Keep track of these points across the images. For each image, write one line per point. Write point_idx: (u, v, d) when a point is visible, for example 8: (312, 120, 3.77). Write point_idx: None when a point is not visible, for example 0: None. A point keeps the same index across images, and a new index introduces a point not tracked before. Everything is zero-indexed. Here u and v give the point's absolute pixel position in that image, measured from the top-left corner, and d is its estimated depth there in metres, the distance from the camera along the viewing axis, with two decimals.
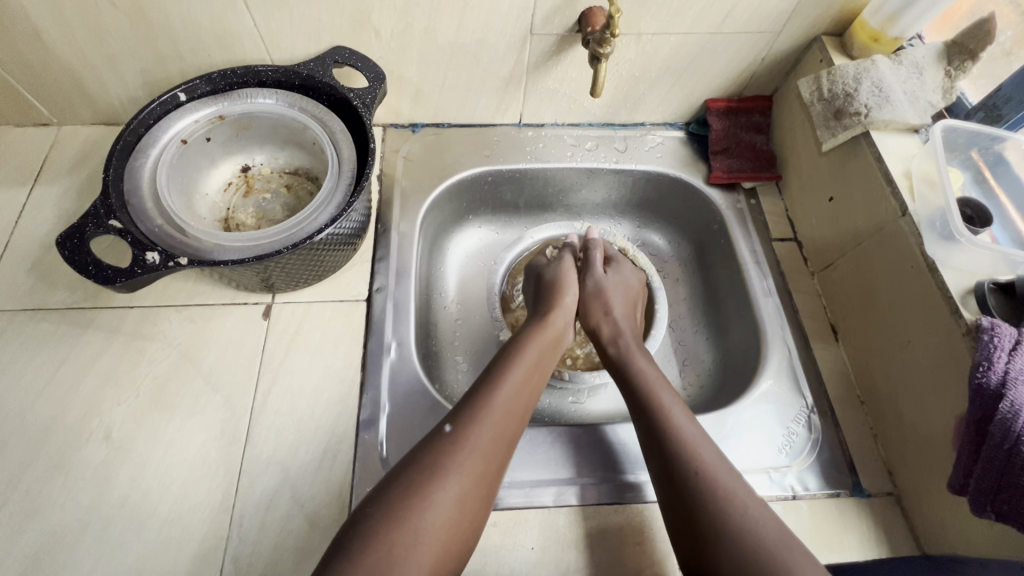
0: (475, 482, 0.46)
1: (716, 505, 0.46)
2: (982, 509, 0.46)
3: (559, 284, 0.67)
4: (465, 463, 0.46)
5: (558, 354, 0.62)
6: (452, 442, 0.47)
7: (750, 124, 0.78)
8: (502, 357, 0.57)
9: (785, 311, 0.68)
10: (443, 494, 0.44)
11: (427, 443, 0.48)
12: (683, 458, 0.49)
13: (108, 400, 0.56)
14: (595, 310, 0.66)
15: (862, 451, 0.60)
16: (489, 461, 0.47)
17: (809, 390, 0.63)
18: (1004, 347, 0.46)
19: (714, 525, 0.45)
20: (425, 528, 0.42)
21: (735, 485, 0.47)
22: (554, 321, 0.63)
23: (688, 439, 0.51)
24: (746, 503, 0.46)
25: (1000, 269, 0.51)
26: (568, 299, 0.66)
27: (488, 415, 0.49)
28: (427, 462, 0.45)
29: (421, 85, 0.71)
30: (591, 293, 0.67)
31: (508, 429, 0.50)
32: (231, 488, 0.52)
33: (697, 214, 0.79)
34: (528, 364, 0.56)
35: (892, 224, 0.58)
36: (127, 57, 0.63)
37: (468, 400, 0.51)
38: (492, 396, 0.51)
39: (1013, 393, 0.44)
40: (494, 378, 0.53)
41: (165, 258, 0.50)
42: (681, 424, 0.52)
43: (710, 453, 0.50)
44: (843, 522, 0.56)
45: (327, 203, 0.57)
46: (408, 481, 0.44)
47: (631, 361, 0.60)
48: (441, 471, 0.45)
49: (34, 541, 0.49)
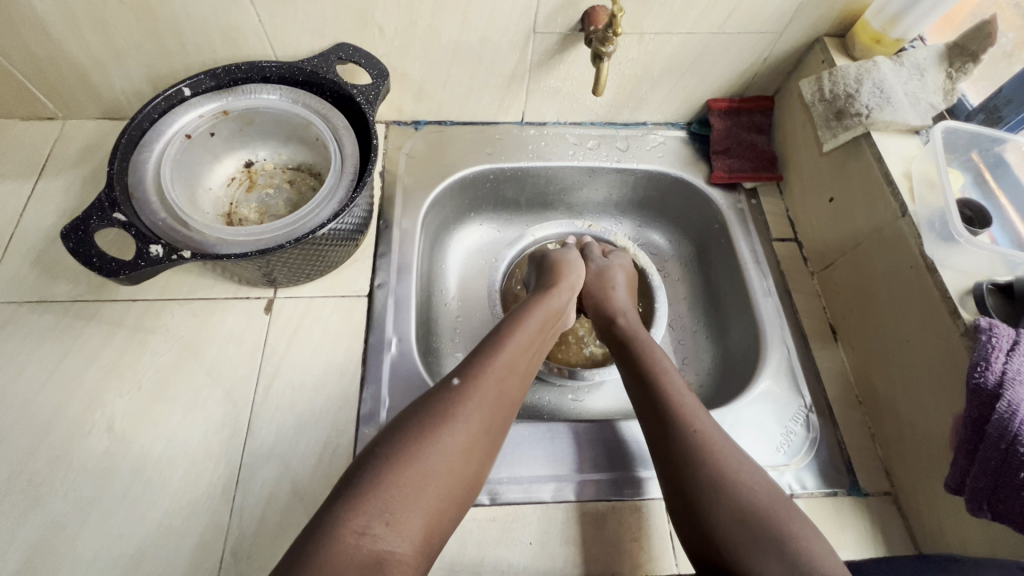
0: (481, 433, 0.46)
1: (713, 463, 0.47)
2: (978, 508, 0.47)
3: (565, 263, 0.68)
4: (473, 413, 0.46)
5: (559, 324, 0.63)
6: (461, 393, 0.47)
7: (752, 124, 0.78)
8: (509, 320, 0.58)
9: (784, 310, 0.69)
10: (451, 441, 0.44)
11: (435, 394, 0.48)
12: (682, 420, 0.50)
13: (111, 392, 0.57)
14: (599, 287, 0.68)
15: (860, 450, 0.61)
16: (495, 415, 0.48)
17: (808, 390, 0.63)
18: (1001, 347, 0.46)
19: (710, 483, 0.46)
20: (433, 472, 0.42)
21: (731, 448, 0.48)
22: (561, 291, 0.64)
23: (689, 403, 0.52)
24: (740, 465, 0.47)
25: (999, 270, 0.52)
26: (571, 274, 0.67)
27: (496, 370, 0.50)
28: (437, 409, 0.46)
29: (424, 83, 0.71)
30: (593, 274, 0.70)
31: (514, 386, 0.51)
32: (232, 480, 0.53)
33: (698, 213, 0.80)
34: (534, 326, 0.57)
35: (892, 223, 0.58)
36: (133, 51, 0.64)
37: (476, 356, 0.52)
38: (500, 353, 0.52)
39: (1010, 393, 0.44)
40: (502, 338, 0.54)
41: (169, 251, 0.50)
42: (679, 391, 0.53)
43: (708, 418, 0.51)
44: (839, 520, 0.56)
45: (329, 198, 0.57)
46: (416, 427, 0.45)
47: (636, 336, 0.62)
48: (450, 419, 0.45)
49: (37, 530, 0.50)
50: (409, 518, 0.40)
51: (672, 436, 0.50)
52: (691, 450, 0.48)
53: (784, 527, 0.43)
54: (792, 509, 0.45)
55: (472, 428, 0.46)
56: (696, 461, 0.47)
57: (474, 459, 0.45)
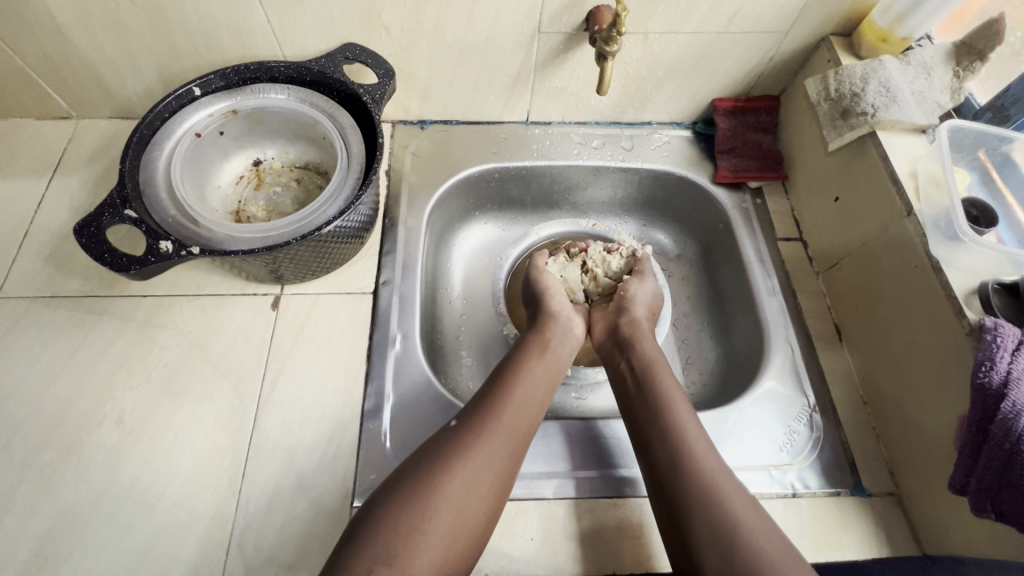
0: (482, 473, 0.48)
1: (706, 498, 0.47)
2: (982, 509, 0.46)
3: (547, 294, 0.69)
4: (470, 454, 0.48)
5: (564, 350, 0.63)
6: (459, 437, 0.50)
7: (758, 123, 0.78)
8: (510, 360, 0.60)
9: (788, 309, 0.68)
10: (453, 484, 0.46)
11: (436, 439, 0.50)
12: (681, 454, 0.51)
13: (121, 386, 0.58)
14: (640, 306, 0.67)
15: (864, 450, 0.60)
16: (503, 455, 0.50)
17: (812, 389, 0.63)
18: (1007, 347, 0.46)
19: (703, 520, 0.46)
20: (438, 516, 0.44)
21: (726, 482, 0.49)
22: (554, 323, 0.65)
23: (684, 432, 0.52)
24: (734, 499, 0.47)
25: (1005, 270, 0.51)
26: (554, 302, 0.68)
27: (498, 412, 0.52)
28: (439, 454, 0.48)
29: (430, 82, 0.72)
30: (649, 295, 0.69)
31: (524, 426, 0.53)
32: (238, 472, 0.54)
33: (703, 212, 0.80)
34: (537, 364, 0.59)
35: (897, 223, 0.58)
36: (145, 52, 0.65)
37: (478, 399, 0.54)
38: (502, 396, 0.54)
39: (1014, 392, 0.44)
40: (504, 381, 0.56)
41: (178, 247, 0.51)
42: (681, 423, 0.53)
43: (707, 452, 0.51)
44: (843, 520, 0.56)
45: (335, 196, 0.58)
46: (417, 473, 0.47)
47: (635, 352, 0.62)
48: (450, 462, 0.47)
49: (47, 521, 0.50)
50: (413, 561, 0.42)
51: (672, 473, 0.50)
52: (685, 484, 0.49)
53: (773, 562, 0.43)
54: (792, 551, 0.45)
55: (471, 470, 0.48)
56: (689, 497, 0.48)
57: (478, 499, 0.47)
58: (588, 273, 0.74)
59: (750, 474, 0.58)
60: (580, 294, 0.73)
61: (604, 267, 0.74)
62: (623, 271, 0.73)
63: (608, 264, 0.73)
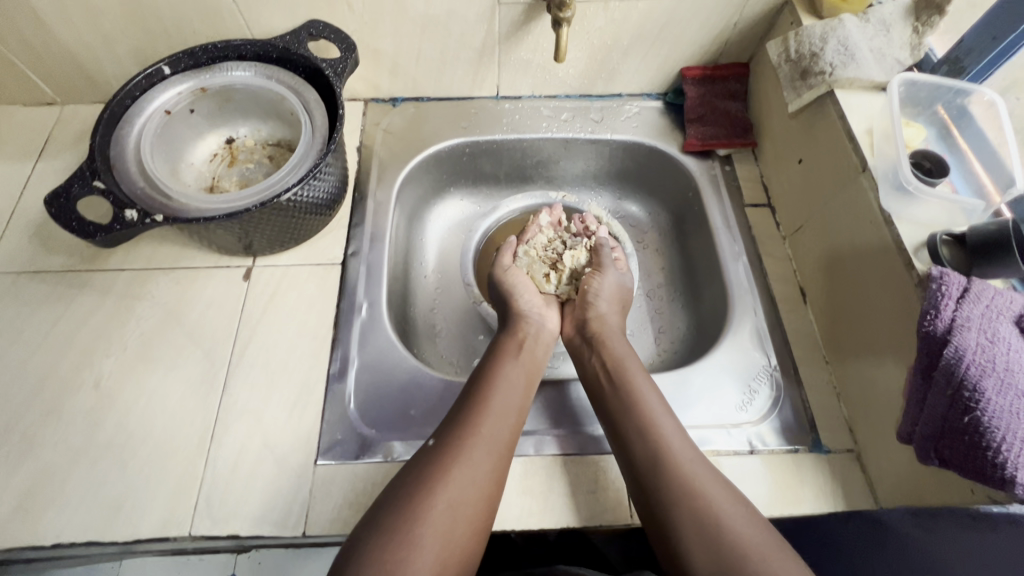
0: (467, 495, 0.48)
1: (696, 509, 0.47)
2: (927, 456, 0.46)
3: (513, 289, 0.69)
4: (451, 476, 0.48)
5: (538, 355, 0.63)
6: (437, 460, 0.49)
7: (727, 91, 0.78)
8: (485, 367, 0.59)
9: (753, 273, 0.69)
10: (436, 512, 0.46)
11: (415, 464, 0.50)
12: (664, 462, 0.50)
13: (99, 353, 0.60)
14: (610, 301, 0.68)
15: (825, 409, 0.60)
16: (484, 473, 0.49)
17: (774, 350, 0.64)
18: (951, 295, 0.46)
19: (697, 535, 0.45)
20: (424, 546, 0.44)
21: (714, 489, 0.48)
22: (526, 323, 0.65)
23: (660, 436, 0.52)
24: (726, 508, 0.47)
25: (957, 220, 0.51)
26: (524, 301, 0.67)
27: (473, 426, 0.52)
28: (418, 479, 0.48)
29: (397, 58, 0.74)
30: (615, 285, 0.69)
31: (503, 439, 0.52)
32: (208, 432, 0.56)
33: (673, 181, 0.80)
34: (513, 369, 0.59)
35: (854, 180, 0.57)
36: (119, 35, 0.68)
37: (452, 414, 0.54)
38: (477, 409, 0.53)
39: (958, 338, 0.44)
40: (479, 393, 0.55)
41: (143, 216, 0.53)
42: (659, 425, 0.53)
43: (690, 459, 0.51)
44: (800, 476, 0.56)
45: (298, 166, 0.61)
46: (397, 502, 0.46)
47: (603, 349, 0.62)
48: (430, 487, 0.47)
49: (28, 477, 0.53)
50: None
51: (658, 482, 0.49)
52: (671, 493, 0.48)
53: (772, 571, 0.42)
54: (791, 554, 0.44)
55: (454, 492, 0.47)
56: (678, 508, 0.47)
57: (464, 520, 0.46)
58: (556, 269, 0.73)
59: (709, 431, 0.59)
60: (551, 287, 0.72)
61: (573, 263, 0.73)
62: (588, 265, 0.73)
63: (577, 259, 0.73)
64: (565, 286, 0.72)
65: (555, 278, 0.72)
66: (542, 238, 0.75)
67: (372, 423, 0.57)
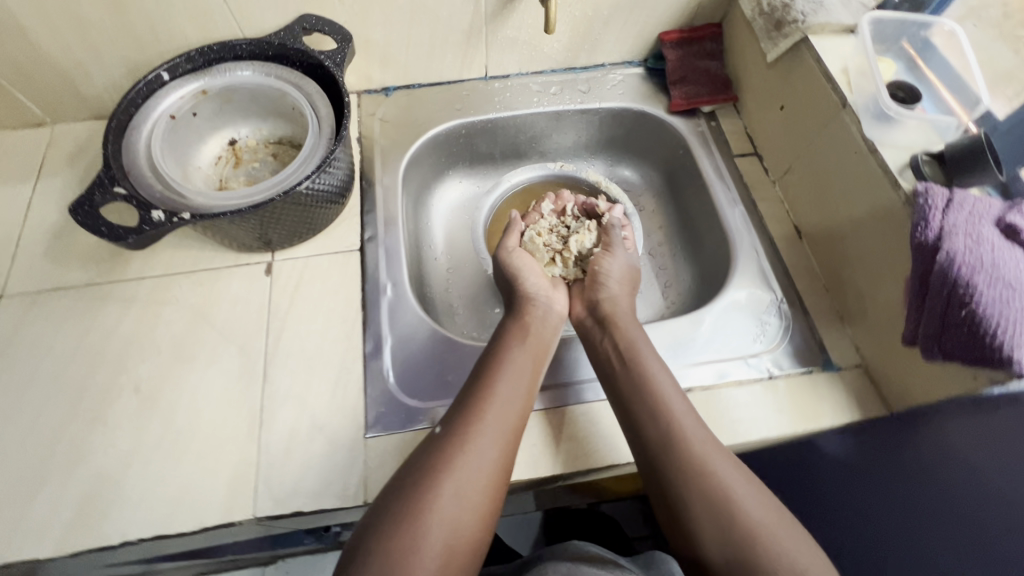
0: (473, 483, 0.49)
1: (699, 480, 0.49)
2: (931, 353, 0.51)
3: (519, 271, 0.69)
4: (456, 466, 0.49)
5: (545, 336, 0.64)
6: (443, 448, 0.51)
7: (704, 52, 0.82)
8: (492, 351, 0.60)
9: (750, 217, 0.73)
10: (443, 500, 0.47)
11: (424, 451, 0.51)
12: (670, 437, 0.52)
13: (134, 359, 0.61)
14: (620, 285, 0.69)
15: (831, 332, 0.65)
16: (492, 459, 0.51)
17: (777, 283, 0.68)
18: (937, 207, 0.50)
19: (701, 504, 0.49)
20: (433, 533, 0.46)
21: (714, 457, 0.51)
22: (534, 306, 0.67)
23: (670, 413, 0.54)
24: (722, 473, 0.50)
25: (933, 140, 0.56)
26: (529, 284, 0.68)
27: (479, 412, 0.53)
28: (428, 466, 0.49)
29: (387, 47, 0.75)
30: (625, 267, 0.71)
31: (511, 425, 0.53)
32: (256, 421, 0.57)
33: (663, 142, 0.84)
34: (521, 353, 0.60)
35: (836, 117, 0.62)
36: (109, 46, 0.68)
37: (461, 399, 0.55)
38: (486, 394, 0.55)
39: (947, 244, 0.49)
40: (487, 380, 0.56)
41: (170, 215, 0.54)
42: (668, 403, 0.55)
43: (695, 431, 0.53)
44: (817, 394, 0.60)
45: (311, 158, 0.63)
46: (407, 488, 0.48)
47: (615, 331, 0.63)
48: (438, 475, 0.49)
49: (83, 483, 0.54)
50: None
51: (664, 456, 0.52)
52: (676, 466, 0.51)
53: (770, 537, 0.46)
54: (786, 518, 0.47)
55: (460, 481, 0.49)
56: (683, 481, 0.50)
57: (471, 507, 0.48)
58: (563, 253, 0.75)
59: (728, 363, 0.63)
60: (557, 269, 0.74)
61: (577, 245, 0.74)
62: (595, 247, 0.74)
63: (582, 242, 0.74)
64: (571, 267, 0.74)
65: (560, 260, 0.75)
66: (545, 223, 0.77)
67: (413, 393, 0.60)
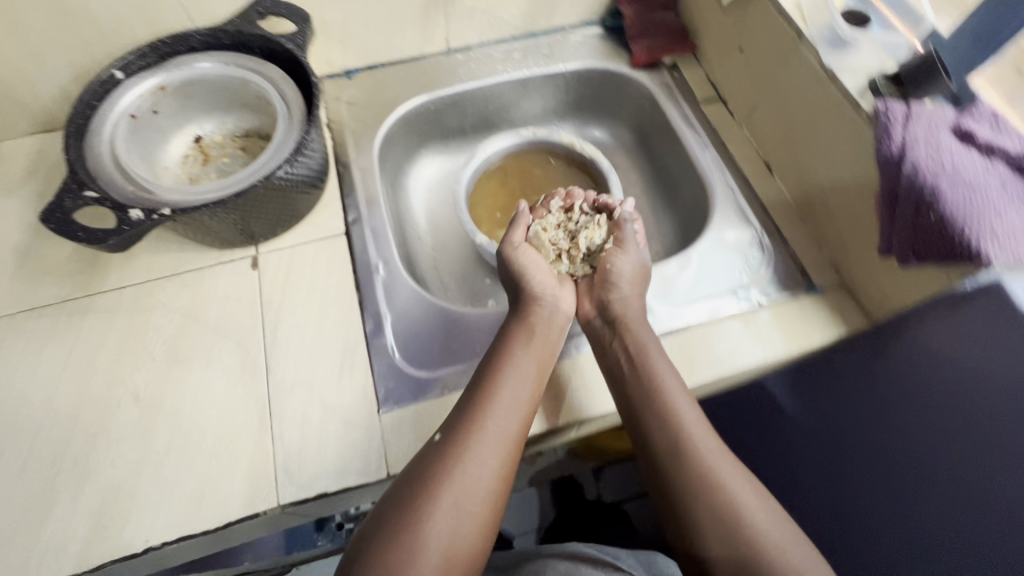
0: (472, 498, 0.48)
1: (704, 485, 0.49)
2: (906, 257, 0.55)
3: (524, 268, 0.65)
4: (456, 479, 0.48)
5: (550, 338, 0.60)
6: (444, 459, 0.49)
7: (659, 5, 0.83)
8: (495, 349, 0.58)
9: (723, 159, 0.76)
10: (441, 513, 0.46)
11: (424, 457, 0.50)
12: (678, 445, 0.51)
13: (128, 368, 0.59)
14: (634, 287, 0.63)
15: (810, 257, 0.68)
16: (491, 471, 0.49)
17: (755, 218, 0.71)
18: (897, 120, 0.53)
19: (704, 510, 0.48)
20: (429, 548, 0.45)
21: (717, 459, 0.50)
22: (539, 304, 0.62)
23: (680, 420, 0.52)
24: (724, 472, 0.49)
25: (887, 62, 0.59)
26: (535, 283, 0.64)
27: (479, 420, 0.52)
28: (428, 476, 0.48)
29: (346, 27, 0.74)
30: (638, 266, 0.65)
31: (512, 434, 0.52)
32: (265, 412, 0.57)
33: (629, 97, 0.85)
34: (524, 355, 0.57)
35: (794, 50, 0.64)
36: (52, 49, 0.64)
37: (463, 404, 0.53)
38: (488, 400, 0.53)
39: (909, 155, 0.51)
40: (490, 386, 0.54)
41: (149, 213, 0.53)
42: (678, 410, 0.53)
43: (702, 435, 0.52)
44: (804, 316, 0.64)
45: (284, 143, 0.61)
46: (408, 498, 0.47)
47: (626, 334, 0.59)
48: (438, 486, 0.47)
49: (95, 496, 0.53)
50: None
51: (671, 463, 0.51)
52: (685, 473, 0.50)
53: (770, 539, 0.46)
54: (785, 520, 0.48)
55: (460, 498, 0.48)
56: (690, 489, 0.49)
57: (470, 521, 0.47)
58: (571, 248, 0.70)
59: (718, 298, 0.65)
60: (564, 265, 0.69)
61: (586, 240, 0.69)
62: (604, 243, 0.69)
63: (590, 238, 0.69)
64: (580, 264, 0.69)
65: (567, 257, 0.69)
66: (552, 219, 0.71)
67: (420, 363, 0.61)
